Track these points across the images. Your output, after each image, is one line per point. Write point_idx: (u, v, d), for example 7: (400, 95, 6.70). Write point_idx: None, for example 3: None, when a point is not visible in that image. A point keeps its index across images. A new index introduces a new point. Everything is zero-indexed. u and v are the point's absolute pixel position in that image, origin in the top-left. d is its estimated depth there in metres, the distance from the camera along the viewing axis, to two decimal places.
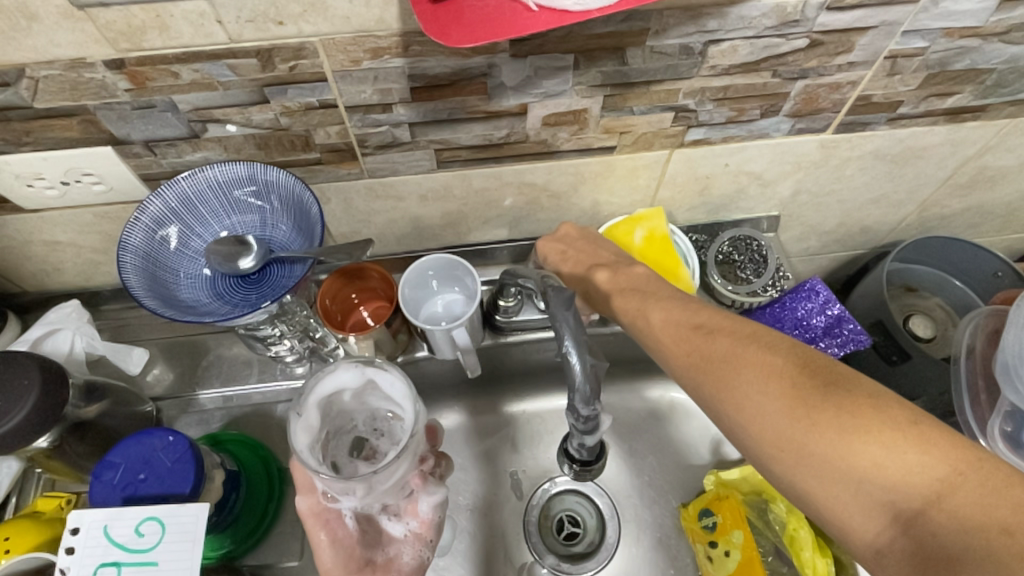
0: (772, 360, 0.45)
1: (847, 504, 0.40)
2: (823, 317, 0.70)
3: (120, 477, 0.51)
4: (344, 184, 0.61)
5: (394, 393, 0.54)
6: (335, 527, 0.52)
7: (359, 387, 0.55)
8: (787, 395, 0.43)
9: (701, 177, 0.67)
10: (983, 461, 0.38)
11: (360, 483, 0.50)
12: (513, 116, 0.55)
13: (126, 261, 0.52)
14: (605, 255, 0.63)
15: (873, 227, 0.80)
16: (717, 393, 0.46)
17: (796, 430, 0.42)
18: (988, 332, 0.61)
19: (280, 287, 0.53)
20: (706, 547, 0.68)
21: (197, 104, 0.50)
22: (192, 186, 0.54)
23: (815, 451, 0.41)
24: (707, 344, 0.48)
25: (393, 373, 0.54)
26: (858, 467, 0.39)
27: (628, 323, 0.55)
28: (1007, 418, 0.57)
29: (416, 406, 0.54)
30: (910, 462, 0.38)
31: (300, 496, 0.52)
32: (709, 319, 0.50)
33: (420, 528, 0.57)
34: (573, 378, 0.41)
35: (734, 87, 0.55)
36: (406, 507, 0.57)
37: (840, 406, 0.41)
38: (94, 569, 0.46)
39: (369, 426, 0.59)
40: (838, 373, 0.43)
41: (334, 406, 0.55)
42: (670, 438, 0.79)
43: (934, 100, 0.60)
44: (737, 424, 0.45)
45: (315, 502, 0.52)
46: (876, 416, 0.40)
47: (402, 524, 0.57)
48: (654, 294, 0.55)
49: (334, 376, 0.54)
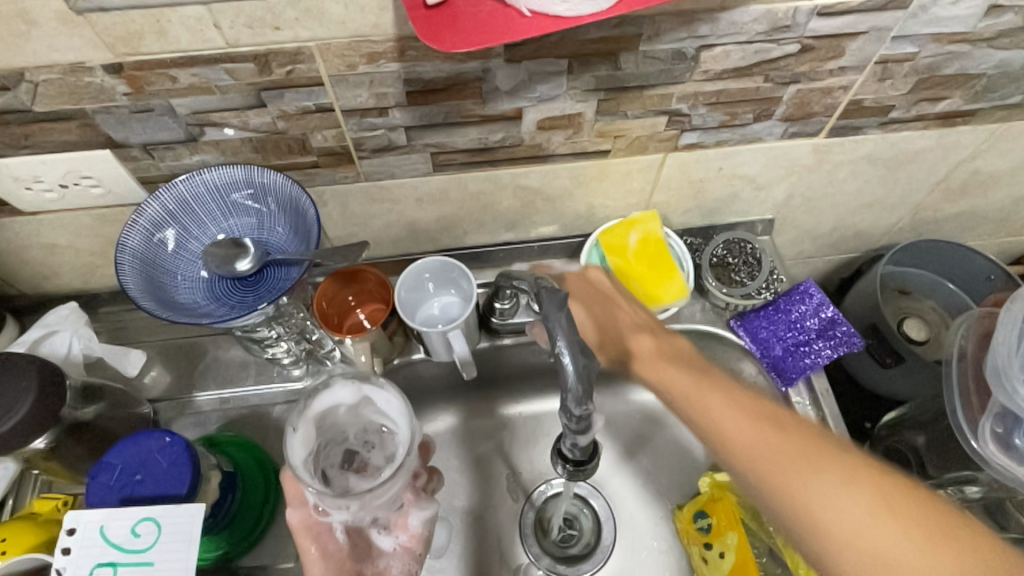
0: (817, 448, 0.49)
1: (856, 568, 0.44)
2: (816, 319, 0.70)
3: (117, 477, 0.51)
4: (341, 187, 0.61)
5: (390, 410, 0.57)
6: (325, 540, 0.54)
7: (356, 404, 0.58)
8: (841, 486, 0.46)
9: (695, 181, 0.68)
10: (962, 531, 0.44)
11: (354, 499, 0.52)
12: (508, 120, 0.55)
13: (124, 264, 0.53)
14: (640, 318, 0.62)
15: (867, 230, 0.81)
16: (767, 482, 0.49)
17: (847, 519, 0.45)
18: (979, 334, 0.62)
19: (276, 289, 0.54)
20: (701, 548, 0.68)
21: (194, 108, 0.50)
22: (190, 189, 0.55)
23: (867, 543, 0.44)
24: (756, 432, 0.51)
25: (388, 391, 0.57)
26: (899, 560, 0.43)
27: (651, 386, 0.58)
28: (998, 420, 0.57)
29: (411, 423, 0.57)
30: (947, 558, 0.43)
31: (292, 509, 0.54)
32: (752, 405, 0.53)
33: (409, 542, 0.58)
34: (566, 379, 0.42)
35: (727, 92, 0.56)
36: (396, 521, 0.58)
37: (884, 499, 0.46)
38: (90, 569, 0.47)
39: (361, 438, 0.60)
40: (878, 469, 0.48)
41: (329, 421, 0.58)
42: (666, 440, 0.79)
43: (925, 105, 0.61)
44: (756, 482, 0.49)
45: (306, 515, 0.55)
46: (914, 508, 0.45)
47: (392, 538, 0.58)
48: (664, 352, 0.59)
49: (331, 393, 0.57)
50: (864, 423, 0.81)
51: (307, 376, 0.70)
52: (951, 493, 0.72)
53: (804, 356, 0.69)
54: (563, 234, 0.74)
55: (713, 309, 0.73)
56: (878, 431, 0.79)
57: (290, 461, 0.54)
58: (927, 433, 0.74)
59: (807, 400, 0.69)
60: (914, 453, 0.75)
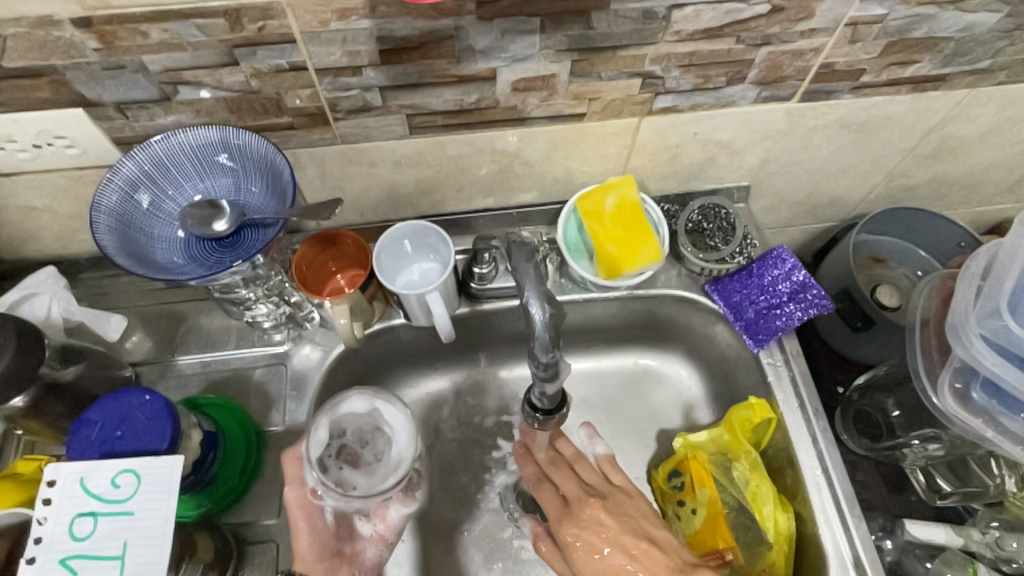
0: None
1: None
2: (788, 283, 0.71)
3: (97, 433, 0.51)
4: (317, 149, 0.61)
5: (393, 422, 0.60)
6: (315, 518, 0.59)
7: (366, 416, 0.62)
8: None
9: (671, 146, 0.68)
10: None
11: (357, 500, 0.58)
12: (483, 81, 0.56)
13: (100, 222, 0.53)
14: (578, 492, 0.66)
15: (841, 197, 0.82)
16: None
17: None
18: (940, 296, 0.63)
19: (252, 249, 0.55)
20: (675, 505, 0.72)
21: (167, 64, 0.50)
22: (165, 150, 0.55)
23: None
24: None
25: (398, 408, 0.61)
26: None
27: None
28: (957, 375, 0.59)
29: (413, 437, 0.60)
30: None
31: (289, 486, 0.59)
32: None
33: (385, 531, 0.61)
34: (534, 328, 0.46)
35: (699, 54, 0.56)
36: (377, 512, 0.61)
37: None
38: (71, 518, 0.48)
39: (356, 435, 0.62)
40: None
41: (336, 424, 0.61)
42: (642, 402, 0.81)
43: (895, 69, 0.62)
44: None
45: (302, 494, 0.59)
46: None
47: (371, 525, 0.61)
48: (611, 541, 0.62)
49: (347, 403, 0.61)
50: (835, 388, 0.84)
51: (288, 340, 0.71)
52: (916, 450, 0.74)
53: (776, 319, 0.70)
54: (542, 201, 0.74)
55: (688, 275, 0.75)
56: (851, 394, 0.81)
57: (305, 457, 0.58)
58: (896, 396, 0.77)
59: (778, 360, 0.71)
60: (882, 416, 0.78)
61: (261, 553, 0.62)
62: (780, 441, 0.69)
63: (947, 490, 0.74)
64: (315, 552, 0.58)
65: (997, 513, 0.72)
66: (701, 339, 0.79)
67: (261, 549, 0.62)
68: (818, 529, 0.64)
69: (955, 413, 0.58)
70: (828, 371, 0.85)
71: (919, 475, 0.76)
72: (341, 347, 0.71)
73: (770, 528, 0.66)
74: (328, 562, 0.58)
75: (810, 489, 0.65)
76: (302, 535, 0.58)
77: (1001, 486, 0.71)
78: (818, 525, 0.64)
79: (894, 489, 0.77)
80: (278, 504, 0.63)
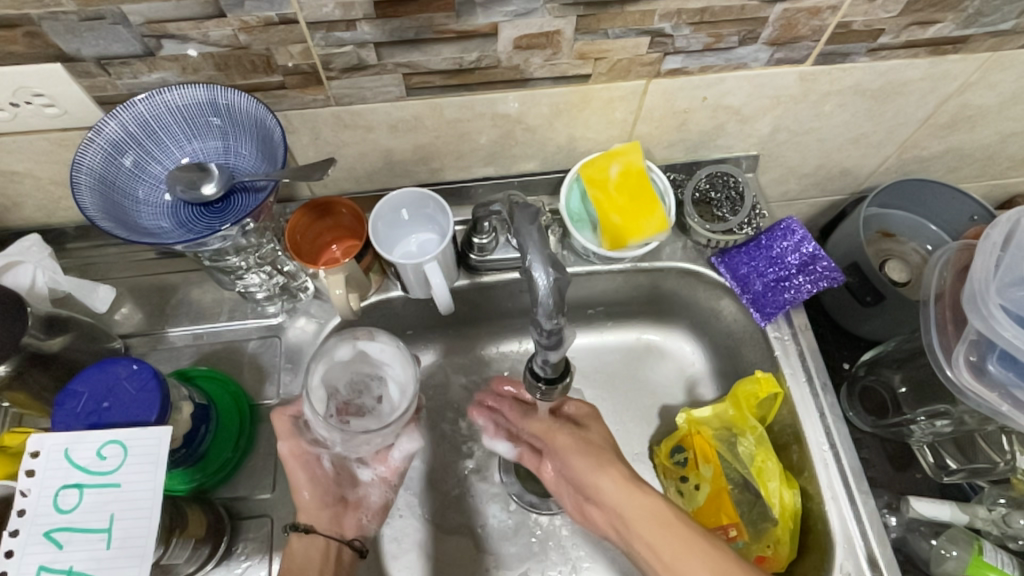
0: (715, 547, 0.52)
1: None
2: (798, 255, 0.69)
3: (83, 405, 0.49)
4: (310, 111, 0.59)
5: (385, 358, 0.61)
6: (314, 467, 0.59)
7: (353, 358, 0.61)
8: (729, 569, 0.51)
9: (678, 112, 0.66)
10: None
11: (375, 435, 0.59)
12: (484, 37, 0.53)
13: (82, 183, 0.51)
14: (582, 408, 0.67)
15: (852, 169, 0.79)
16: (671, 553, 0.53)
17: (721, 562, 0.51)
18: (956, 267, 0.62)
19: (241, 213, 0.52)
20: (677, 481, 0.71)
21: (149, 16, 0.47)
22: (151, 109, 0.52)
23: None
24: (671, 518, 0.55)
25: (382, 342, 0.61)
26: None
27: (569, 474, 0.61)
28: (972, 348, 0.58)
29: (408, 366, 0.61)
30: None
31: (282, 440, 0.58)
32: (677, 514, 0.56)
33: (386, 473, 0.64)
34: (538, 293, 0.44)
35: (711, 10, 0.54)
36: (377, 456, 0.63)
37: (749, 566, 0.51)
38: (56, 491, 0.46)
39: (349, 387, 0.62)
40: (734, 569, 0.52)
41: (326, 376, 0.60)
42: (645, 377, 0.79)
43: (916, 30, 0.59)
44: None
45: (297, 445, 0.58)
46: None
47: (370, 469, 0.63)
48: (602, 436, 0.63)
49: (330, 350, 0.60)
50: (841, 364, 0.82)
51: (282, 312, 0.69)
52: (923, 425, 0.73)
53: (785, 292, 0.69)
54: (544, 169, 0.72)
55: (694, 247, 0.73)
56: (857, 370, 0.80)
57: (311, 416, 0.56)
58: (903, 372, 0.75)
59: (785, 334, 0.69)
60: (888, 391, 0.76)
61: (256, 528, 0.60)
62: (787, 416, 0.68)
63: (954, 467, 0.73)
64: (318, 498, 0.58)
65: (1004, 490, 0.70)
66: (706, 313, 0.77)
67: (256, 524, 0.61)
68: (825, 506, 0.62)
69: (969, 387, 0.57)
70: (834, 347, 0.83)
71: (926, 453, 0.75)
72: (337, 319, 0.69)
73: (776, 504, 0.64)
74: (333, 508, 0.59)
75: (816, 465, 0.64)
76: (302, 483, 0.58)
77: (1012, 462, 0.70)
78: (825, 502, 0.62)
79: (898, 466, 0.75)
80: (273, 478, 0.62)
